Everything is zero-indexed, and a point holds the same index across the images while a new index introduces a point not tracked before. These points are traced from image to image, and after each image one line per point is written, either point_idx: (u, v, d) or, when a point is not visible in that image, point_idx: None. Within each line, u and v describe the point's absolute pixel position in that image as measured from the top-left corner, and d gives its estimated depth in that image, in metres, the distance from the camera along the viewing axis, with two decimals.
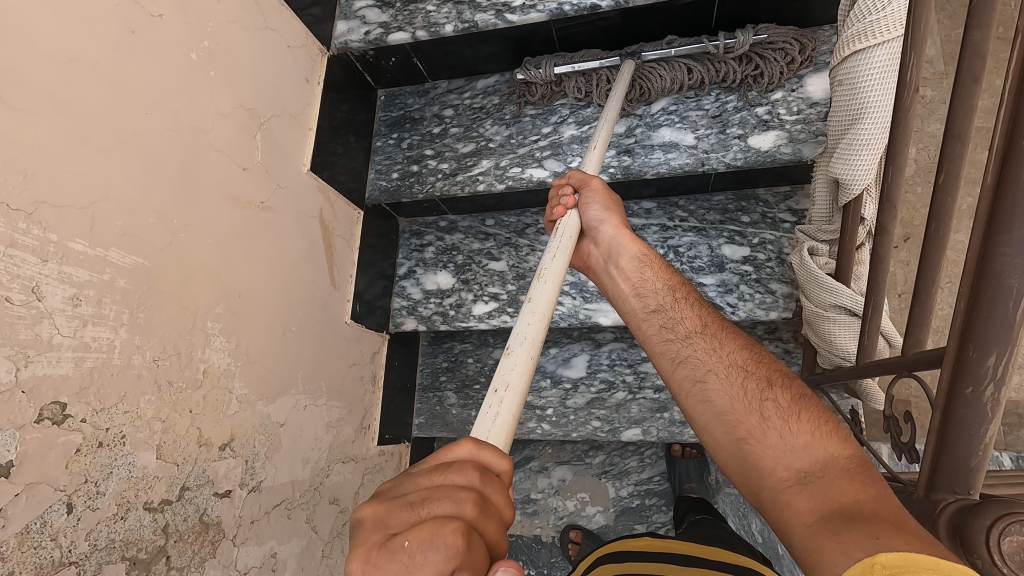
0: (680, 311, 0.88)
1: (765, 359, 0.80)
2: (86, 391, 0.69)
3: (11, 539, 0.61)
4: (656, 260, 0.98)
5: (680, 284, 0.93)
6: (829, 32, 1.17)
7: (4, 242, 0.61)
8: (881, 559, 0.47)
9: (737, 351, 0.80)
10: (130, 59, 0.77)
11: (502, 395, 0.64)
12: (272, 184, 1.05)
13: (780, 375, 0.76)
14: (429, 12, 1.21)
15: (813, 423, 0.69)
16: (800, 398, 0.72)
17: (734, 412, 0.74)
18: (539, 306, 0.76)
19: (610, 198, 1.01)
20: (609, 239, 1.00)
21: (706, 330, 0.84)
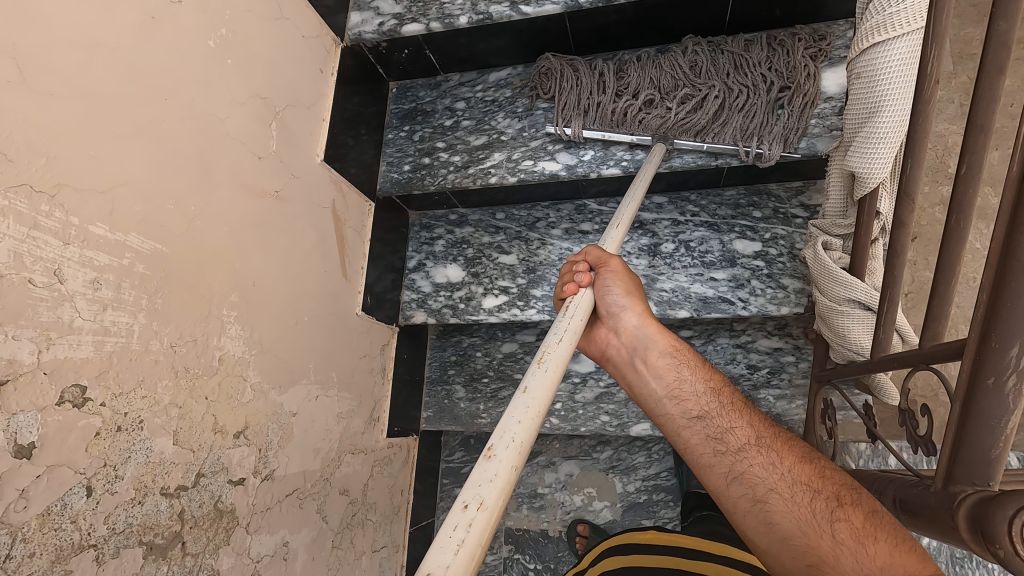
0: (726, 419, 0.81)
1: (825, 469, 0.75)
2: (105, 375, 0.69)
3: (32, 521, 0.61)
4: (691, 359, 0.90)
5: (721, 386, 0.86)
6: (844, 26, 1.17)
7: (27, 225, 0.61)
8: None
9: (797, 466, 0.74)
10: (148, 45, 0.76)
11: (474, 512, 0.50)
12: (286, 174, 1.05)
13: (845, 489, 0.71)
14: (443, 4, 1.20)
15: (891, 545, 0.65)
16: (871, 516, 0.68)
17: (805, 534, 0.68)
18: (532, 397, 0.64)
19: (636, 289, 0.91)
20: (637, 336, 0.90)
21: (759, 443, 0.77)
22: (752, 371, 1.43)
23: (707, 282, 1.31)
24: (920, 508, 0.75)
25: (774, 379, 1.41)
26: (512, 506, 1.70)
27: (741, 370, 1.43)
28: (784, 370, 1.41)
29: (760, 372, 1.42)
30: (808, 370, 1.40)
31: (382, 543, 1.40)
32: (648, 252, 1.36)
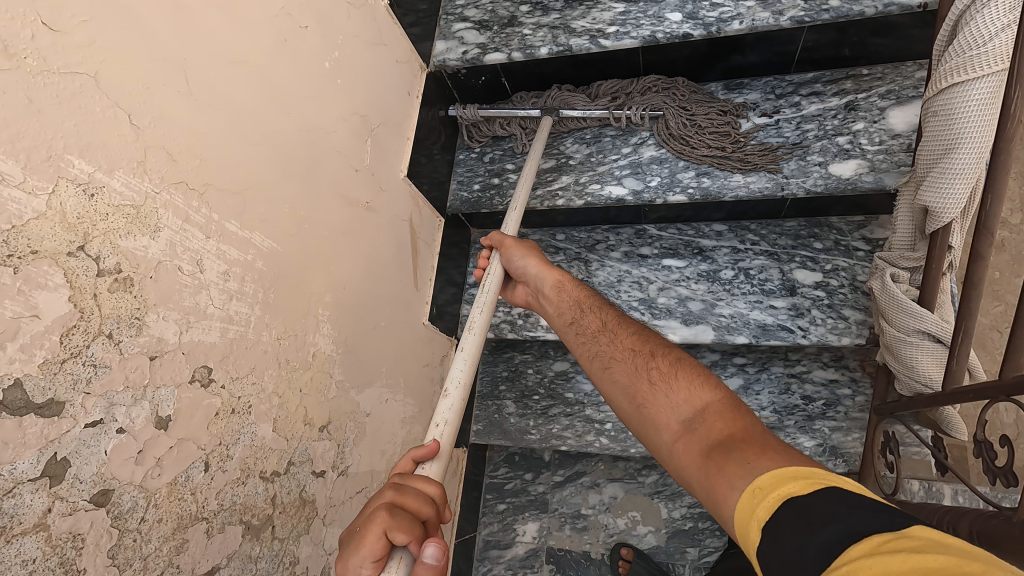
0: (588, 318, 0.94)
1: (651, 334, 0.86)
2: (226, 360, 0.75)
3: (162, 488, 0.66)
4: (571, 283, 1.03)
5: (589, 298, 0.98)
6: (912, 68, 1.21)
7: (181, 218, 0.68)
8: (758, 484, 0.57)
9: (629, 339, 0.86)
10: (281, 64, 0.85)
11: (442, 425, 0.77)
12: (376, 186, 1.12)
13: (664, 344, 0.83)
14: (525, 35, 1.29)
15: (690, 378, 0.75)
16: (677, 359, 0.79)
17: (629, 386, 0.80)
18: (466, 354, 0.89)
19: (539, 253, 1.08)
20: (534, 279, 1.06)
21: (607, 329, 0.90)
22: (807, 402, 1.42)
23: (766, 309, 1.33)
24: (998, 537, 0.78)
25: (830, 411, 1.41)
26: (555, 525, 1.70)
27: (796, 400, 1.43)
28: (840, 403, 1.41)
29: (815, 404, 1.42)
30: (864, 403, 1.39)
31: None
32: (706, 278, 1.39)
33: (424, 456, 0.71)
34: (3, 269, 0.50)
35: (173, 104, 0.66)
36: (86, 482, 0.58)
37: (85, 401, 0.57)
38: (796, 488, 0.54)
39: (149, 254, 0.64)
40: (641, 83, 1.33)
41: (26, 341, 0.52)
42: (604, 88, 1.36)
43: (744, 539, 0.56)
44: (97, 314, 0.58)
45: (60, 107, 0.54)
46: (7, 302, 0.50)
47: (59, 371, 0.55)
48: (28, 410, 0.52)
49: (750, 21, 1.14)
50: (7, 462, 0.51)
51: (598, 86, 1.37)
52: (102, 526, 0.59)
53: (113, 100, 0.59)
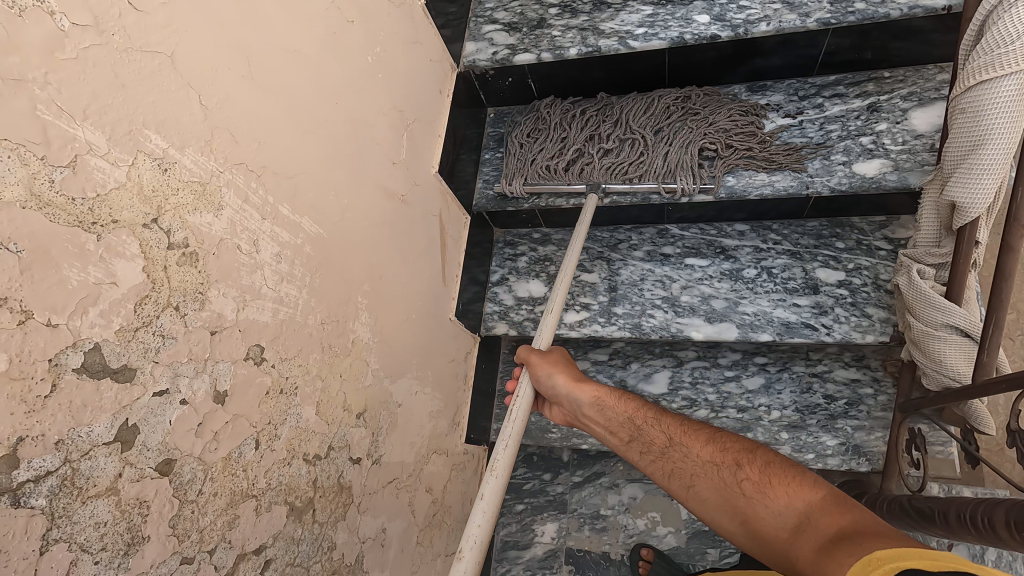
0: (648, 431, 0.86)
1: (727, 437, 0.79)
2: (276, 340, 0.77)
3: (218, 462, 0.67)
4: (614, 398, 0.93)
5: (642, 411, 0.89)
6: (933, 70, 1.24)
7: (241, 198, 0.70)
8: (879, 557, 0.49)
9: (704, 449, 0.79)
10: (329, 56, 0.87)
11: None
12: (410, 180, 1.14)
13: (744, 448, 0.76)
14: (554, 37, 1.33)
15: (789, 482, 0.68)
16: (766, 465, 0.72)
17: (723, 501, 0.73)
18: (486, 505, 0.76)
19: (568, 365, 1.00)
20: (567, 399, 0.96)
21: (675, 442, 0.82)
22: (829, 401, 1.43)
23: (790, 307, 1.35)
24: None
25: (852, 410, 1.42)
26: (574, 525, 1.70)
27: (818, 399, 1.44)
28: (862, 402, 1.42)
29: (837, 403, 1.43)
30: (886, 402, 1.40)
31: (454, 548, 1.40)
32: (729, 276, 1.41)
33: None
34: (88, 236, 0.52)
35: (236, 88, 0.69)
36: (153, 451, 0.59)
37: (154, 370, 0.59)
38: (915, 565, 0.46)
39: (213, 231, 0.66)
40: (665, 94, 1.35)
41: (105, 307, 0.53)
42: (630, 112, 1.37)
43: None
44: (166, 285, 0.60)
45: (140, 84, 0.56)
46: (90, 268, 0.52)
47: (132, 338, 0.56)
48: (105, 373, 0.53)
49: (777, 23, 1.18)
50: (85, 424, 0.52)
51: (624, 120, 1.37)
52: (165, 495, 0.60)
53: (185, 81, 0.61)
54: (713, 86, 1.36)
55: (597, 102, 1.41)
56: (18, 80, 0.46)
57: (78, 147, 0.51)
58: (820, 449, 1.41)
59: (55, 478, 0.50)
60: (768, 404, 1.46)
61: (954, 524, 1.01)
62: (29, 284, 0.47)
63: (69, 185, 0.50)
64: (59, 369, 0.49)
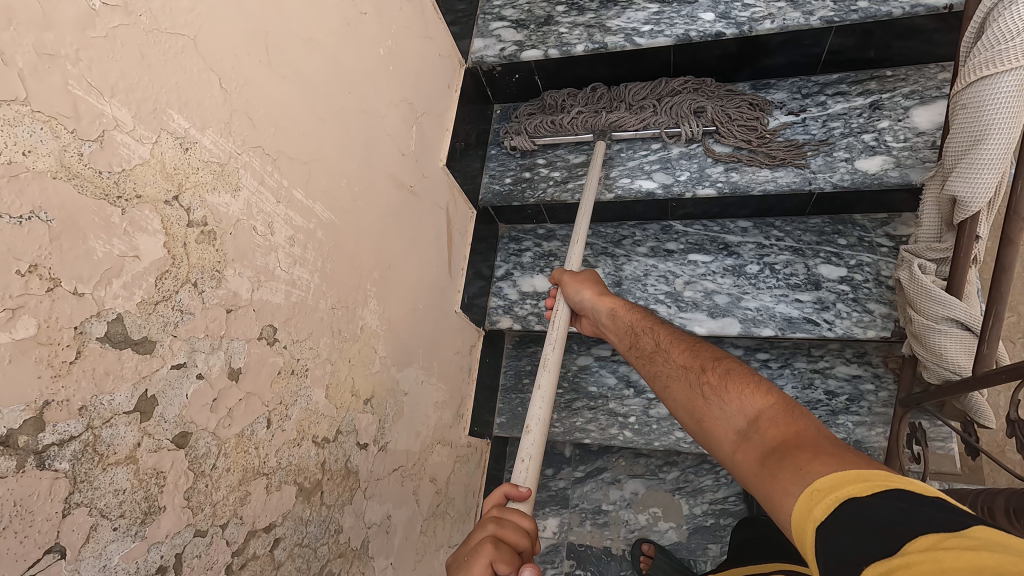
0: (645, 339, 0.92)
1: (700, 347, 0.82)
2: (289, 322, 0.78)
3: (232, 438, 0.69)
4: (626, 309, 1.00)
5: (644, 320, 0.96)
6: (935, 69, 1.26)
7: (257, 181, 0.71)
8: (818, 485, 0.54)
9: (680, 356, 0.83)
10: (344, 45, 0.89)
11: (526, 465, 0.85)
12: (419, 172, 1.16)
13: (711, 356, 0.79)
14: (561, 34, 1.35)
15: (740, 388, 0.72)
16: (725, 372, 0.75)
17: (684, 401, 0.77)
18: (544, 394, 0.95)
19: (597, 283, 1.08)
20: (590, 311, 1.06)
21: (661, 349, 0.87)
22: (830, 397, 1.44)
23: (792, 302, 1.36)
24: None
25: (854, 406, 1.43)
26: (575, 521, 1.70)
27: (819, 395, 1.45)
28: (863, 398, 1.43)
29: (839, 399, 1.44)
30: (887, 399, 1.41)
31: (456, 540, 1.41)
32: (732, 272, 1.42)
33: (517, 496, 0.79)
34: (113, 209, 0.53)
35: (255, 73, 0.70)
36: (170, 423, 0.60)
37: (172, 344, 0.60)
38: (851, 492, 0.51)
39: (230, 212, 0.67)
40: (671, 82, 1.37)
41: (128, 280, 0.55)
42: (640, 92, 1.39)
43: (798, 539, 0.54)
44: (185, 261, 0.61)
45: (165, 65, 0.58)
46: (115, 240, 0.53)
47: (153, 312, 0.57)
48: (126, 344, 0.55)
49: (781, 21, 1.20)
50: (107, 392, 0.53)
51: (631, 95, 1.40)
52: (180, 467, 0.62)
53: (207, 64, 0.63)
54: (720, 81, 1.38)
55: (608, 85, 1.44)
56: (52, 55, 0.48)
57: (106, 123, 0.52)
58: None
59: (78, 443, 0.51)
60: None
61: None
62: (58, 253, 0.49)
63: (96, 159, 0.51)
64: (84, 338, 0.51)
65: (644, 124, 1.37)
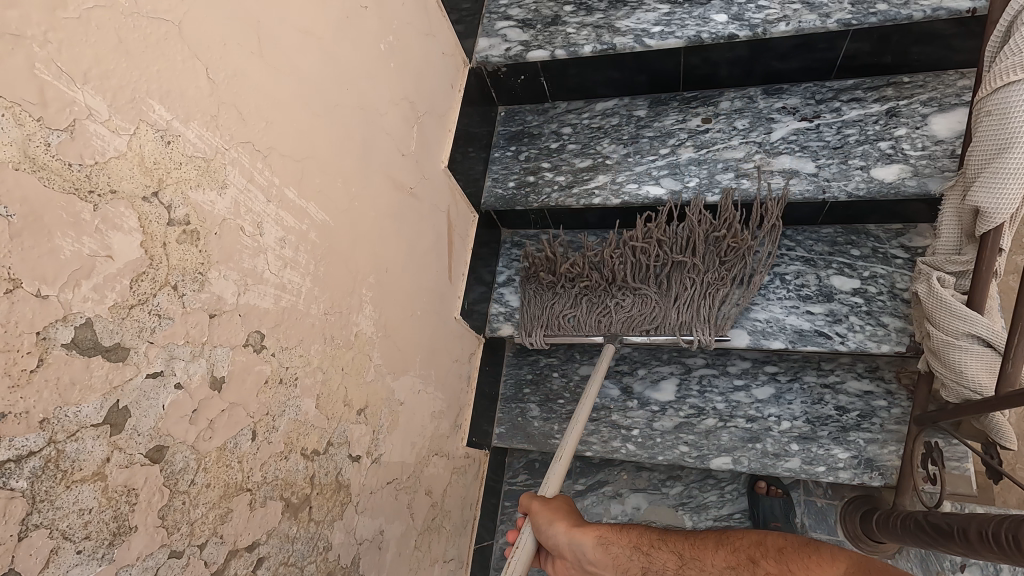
0: (658, 557, 0.85)
1: (732, 538, 0.82)
2: (278, 328, 0.74)
3: (212, 452, 0.64)
4: (616, 532, 0.91)
5: (646, 536, 0.89)
6: (954, 76, 1.22)
7: (245, 177, 0.67)
8: None
9: (718, 556, 0.81)
10: (342, 40, 0.85)
11: None
12: (419, 173, 1.12)
13: (753, 544, 0.79)
14: (569, 34, 1.31)
15: (806, 565, 0.72)
16: (779, 554, 0.76)
17: None
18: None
19: (571, 511, 0.94)
20: (570, 549, 0.90)
21: (688, 557, 0.83)
22: (841, 413, 1.40)
23: (803, 314, 1.31)
24: None
25: (865, 423, 1.38)
26: None
27: (829, 411, 1.40)
28: (875, 414, 1.38)
29: (850, 415, 1.39)
30: (900, 416, 1.36)
31: (452, 554, 1.36)
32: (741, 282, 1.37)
33: None
34: (84, 204, 0.49)
35: (247, 65, 0.67)
36: (144, 436, 0.56)
37: (149, 351, 0.56)
38: None
39: (215, 210, 0.63)
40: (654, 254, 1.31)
41: (99, 282, 0.51)
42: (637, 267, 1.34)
43: None
44: (165, 263, 0.57)
45: (145, 51, 0.54)
46: (85, 239, 0.49)
47: (126, 317, 0.53)
48: (96, 351, 0.50)
49: (796, 23, 1.16)
50: (72, 403, 0.49)
51: (624, 321, 1.35)
52: (154, 484, 0.57)
53: (193, 52, 0.59)
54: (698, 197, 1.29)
55: (585, 268, 1.38)
56: (17, 36, 0.44)
57: (77, 112, 0.48)
58: (832, 462, 1.37)
59: (38, 459, 0.47)
60: (778, 414, 1.43)
61: (974, 543, 0.97)
62: (19, 251, 0.45)
63: (66, 150, 0.48)
64: (48, 344, 0.47)
65: (656, 325, 1.32)
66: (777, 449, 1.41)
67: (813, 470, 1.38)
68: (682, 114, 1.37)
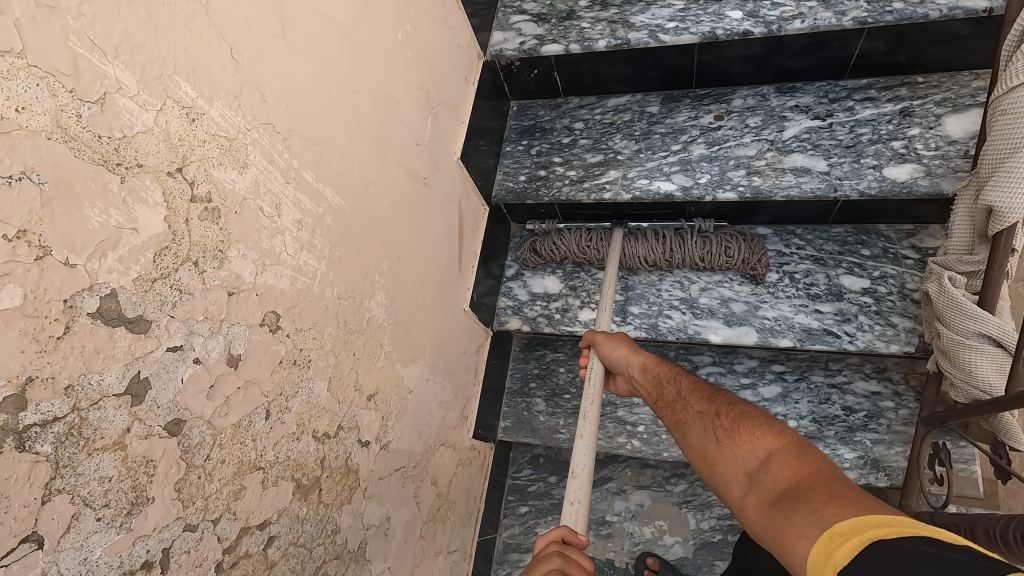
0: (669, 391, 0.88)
1: (711, 392, 0.82)
2: (293, 309, 0.74)
3: (228, 428, 0.65)
4: (659, 363, 0.95)
5: (670, 370, 0.92)
6: (968, 77, 1.22)
7: (266, 158, 0.68)
8: (838, 530, 0.53)
9: (699, 402, 0.82)
10: (362, 25, 0.86)
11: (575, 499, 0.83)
12: (433, 163, 1.13)
13: (723, 400, 0.79)
14: (583, 29, 1.32)
15: (754, 430, 0.71)
16: (738, 414, 0.75)
17: (698, 446, 0.77)
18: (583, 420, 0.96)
19: (631, 340, 1.02)
20: (625, 368, 0.99)
21: (681, 398, 0.85)
22: (848, 413, 1.39)
23: (812, 313, 1.31)
24: None
25: (872, 424, 1.38)
26: None
27: (836, 411, 1.40)
28: (882, 415, 1.37)
29: (856, 415, 1.39)
30: (908, 417, 1.36)
31: (455, 545, 1.36)
32: (751, 279, 1.37)
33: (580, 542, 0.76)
34: (111, 176, 0.50)
35: (270, 46, 0.68)
36: (163, 409, 0.56)
37: (170, 325, 0.57)
38: (878, 535, 0.50)
39: (236, 189, 0.64)
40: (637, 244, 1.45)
41: (125, 253, 0.51)
42: (652, 254, 1.38)
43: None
44: (187, 239, 0.58)
45: (173, 27, 0.55)
46: (112, 211, 0.50)
47: (149, 290, 0.54)
48: (120, 322, 0.51)
49: (812, 21, 1.17)
50: (96, 372, 0.50)
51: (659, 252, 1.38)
52: (172, 456, 0.58)
53: (218, 31, 0.60)
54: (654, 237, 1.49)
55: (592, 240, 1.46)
56: (52, 7, 0.45)
57: (108, 85, 0.49)
58: (838, 463, 1.37)
59: (62, 426, 0.47)
60: (784, 413, 1.43)
61: (983, 545, 0.96)
62: (49, 219, 0.45)
63: (96, 122, 0.48)
64: (74, 313, 0.47)
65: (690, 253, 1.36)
66: None
67: None
68: (694, 111, 1.37)
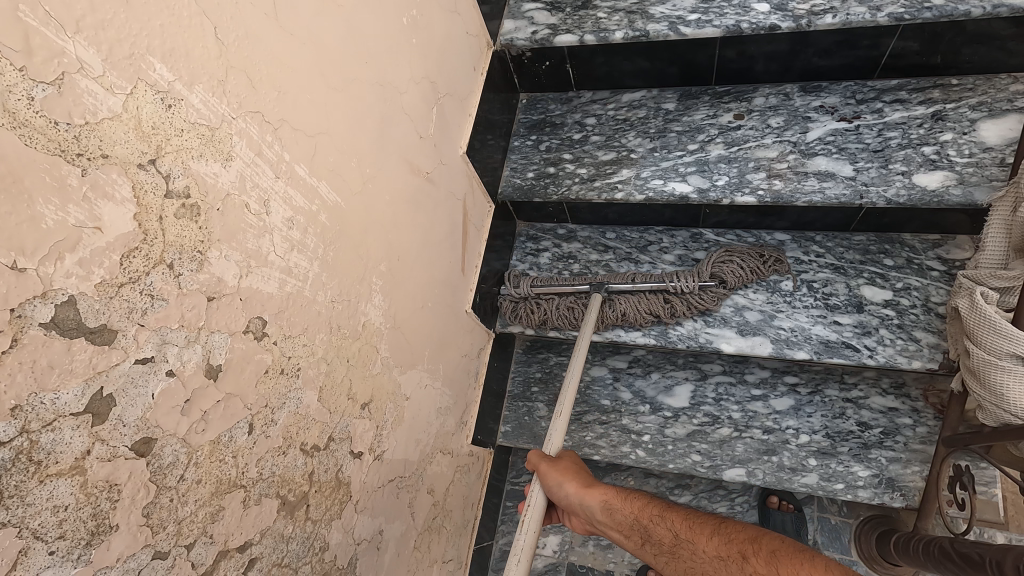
0: (657, 530, 0.86)
1: (727, 526, 0.81)
2: (282, 315, 0.69)
3: (205, 446, 0.59)
4: (623, 498, 0.92)
5: (648, 510, 0.89)
6: (1007, 80, 1.15)
7: (254, 150, 0.62)
8: None
9: (710, 543, 0.80)
10: (364, 10, 0.80)
11: None
12: (437, 158, 1.07)
13: (744, 538, 0.78)
14: (600, 19, 1.25)
15: (796, 569, 0.71)
16: (769, 552, 0.74)
17: None
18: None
19: (581, 472, 0.96)
20: (580, 508, 0.93)
21: (682, 539, 0.83)
22: (863, 429, 1.34)
23: (830, 325, 1.25)
24: None
25: (888, 441, 1.32)
26: (577, 540, 1.60)
27: (851, 426, 1.35)
28: (899, 433, 1.31)
29: (872, 432, 1.33)
30: (926, 435, 1.30)
31: (450, 555, 1.31)
32: (766, 287, 1.31)
33: None
34: (70, 168, 0.44)
35: (260, 29, 0.61)
36: (130, 427, 0.51)
37: (138, 334, 0.51)
38: None
39: (219, 183, 0.58)
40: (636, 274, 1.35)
41: (85, 256, 0.46)
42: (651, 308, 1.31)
43: None
44: (160, 239, 0.52)
45: (147, 4, 0.49)
46: (71, 207, 0.44)
47: (115, 296, 0.48)
48: (79, 332, 0.46)
49: (844, 15, 1.09)
50: (50, 389, 0.44)
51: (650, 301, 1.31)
52: (139, 479, 0.52)
53: (201, 9, 0.54)
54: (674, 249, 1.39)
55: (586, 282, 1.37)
56: None
57: (67, 64, 0.43)
58: (851, 480, 1.32)
59: (8, 451, 0.42)
60: (796, 427, 1.37)
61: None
62: None
63: (53, 107, 0.43)
64: (23, 323, 0.42)
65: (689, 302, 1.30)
66: (794, 464, 1.35)
67: (831, 487, 1.33)
68: (713, 109, 1.30)
